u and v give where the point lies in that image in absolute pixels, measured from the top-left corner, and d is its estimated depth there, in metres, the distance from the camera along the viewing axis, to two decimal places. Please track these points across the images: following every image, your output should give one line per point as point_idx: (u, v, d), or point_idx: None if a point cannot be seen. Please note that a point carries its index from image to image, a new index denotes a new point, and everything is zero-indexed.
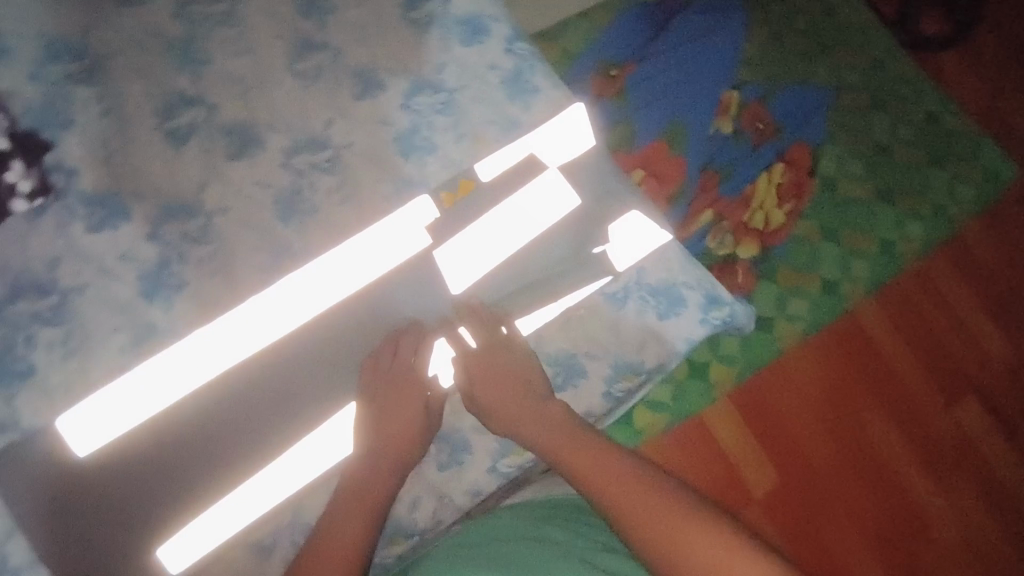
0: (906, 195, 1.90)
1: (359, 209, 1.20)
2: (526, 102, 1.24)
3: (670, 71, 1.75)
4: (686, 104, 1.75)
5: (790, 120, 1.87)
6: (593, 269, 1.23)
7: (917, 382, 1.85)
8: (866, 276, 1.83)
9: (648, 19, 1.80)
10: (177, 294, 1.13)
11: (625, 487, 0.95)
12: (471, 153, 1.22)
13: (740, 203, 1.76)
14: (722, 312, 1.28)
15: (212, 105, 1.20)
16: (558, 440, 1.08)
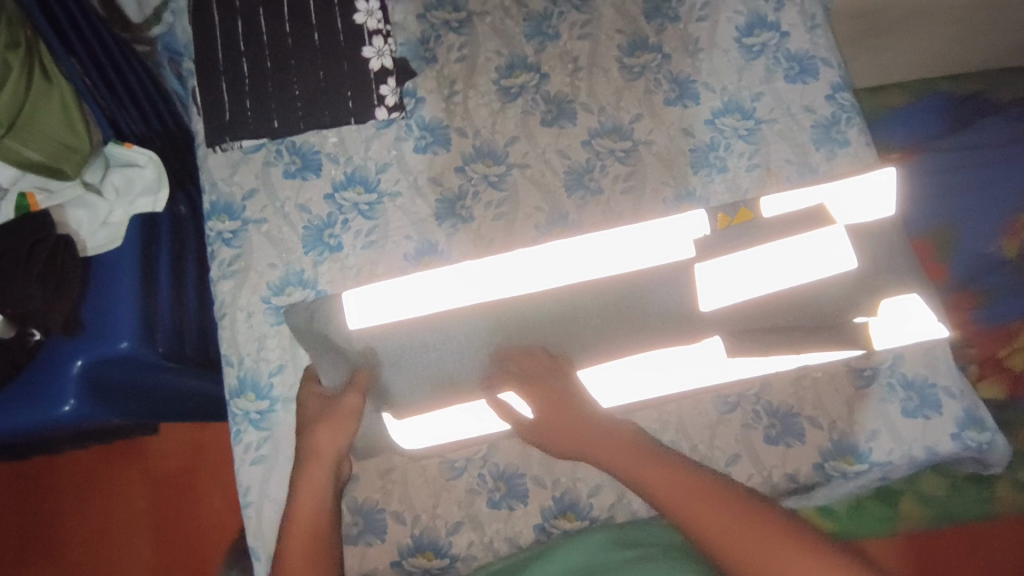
0: None
1: (526, 147, 0.87)
2: (832, 153, 0.88)
3: (965, 169, 1.15)
4: (968, 206, 1.13)
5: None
6: (840, 337, 0.80)
7: None
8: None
9: (951, 114, 1.33)
10: (310, 179, 0.84)
11: (312, 470, 0.71)
12: (760, 185, 0.87)
13: (996, 336, 1.09)
14: (982, 436, 0.79)
15: (462, 29, 0.90)
16: (574, 428, 0.73)
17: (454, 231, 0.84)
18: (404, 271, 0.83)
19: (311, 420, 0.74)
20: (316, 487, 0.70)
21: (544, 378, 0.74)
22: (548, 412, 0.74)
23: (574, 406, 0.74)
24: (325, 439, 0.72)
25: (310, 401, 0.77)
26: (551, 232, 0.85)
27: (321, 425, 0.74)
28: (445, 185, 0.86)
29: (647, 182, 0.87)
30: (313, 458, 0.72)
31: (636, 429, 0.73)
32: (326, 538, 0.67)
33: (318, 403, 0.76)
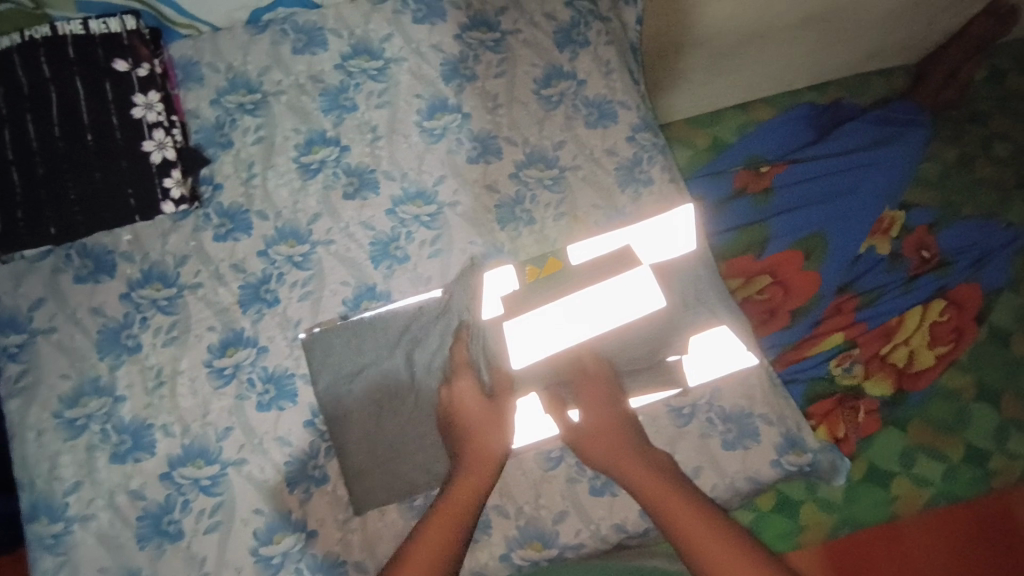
0: None
1: (329, 223, 0.86)
2: (637, 193, 0.89)
3: (825, 178, 1.21)
4: (839, 213, 1.19)
5: (962, 257, 1.22)
6: (656, 377, 0.80)
7: None
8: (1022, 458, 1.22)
9: (817, 123, 1.34)
10: (103, 281, 0.82)
11: (473, 465, 0.69)
12: (567, 233, 0.87)
13: (878, 335, 1.17)
14: (802, 459, 0.80)
15: (258, 111, 0.90)
16: (605, 437, 0.72)
17: (260, 316, 0.82)
18: (208, 363, 0.80)
19: (471, 408, 0.74)
20: (476, 486, 0.68)
21: (606, 394, 0.76)
22: (600, 406, 0.75)
23: (623, 426, 0.73)
24: (492, 439, 0.72)
25: (467, 393, 0.75)
26: (360, 306, 0.84)
27: (472, 417, 0.74)
28: (248, 270, 0.84)
29: (454, 243, 0.86)
30: (473, 457, 0.70)
31: (674, 465, 0.70)
32: (464, 527, 0.65)
33: (481, 401, 0.74)
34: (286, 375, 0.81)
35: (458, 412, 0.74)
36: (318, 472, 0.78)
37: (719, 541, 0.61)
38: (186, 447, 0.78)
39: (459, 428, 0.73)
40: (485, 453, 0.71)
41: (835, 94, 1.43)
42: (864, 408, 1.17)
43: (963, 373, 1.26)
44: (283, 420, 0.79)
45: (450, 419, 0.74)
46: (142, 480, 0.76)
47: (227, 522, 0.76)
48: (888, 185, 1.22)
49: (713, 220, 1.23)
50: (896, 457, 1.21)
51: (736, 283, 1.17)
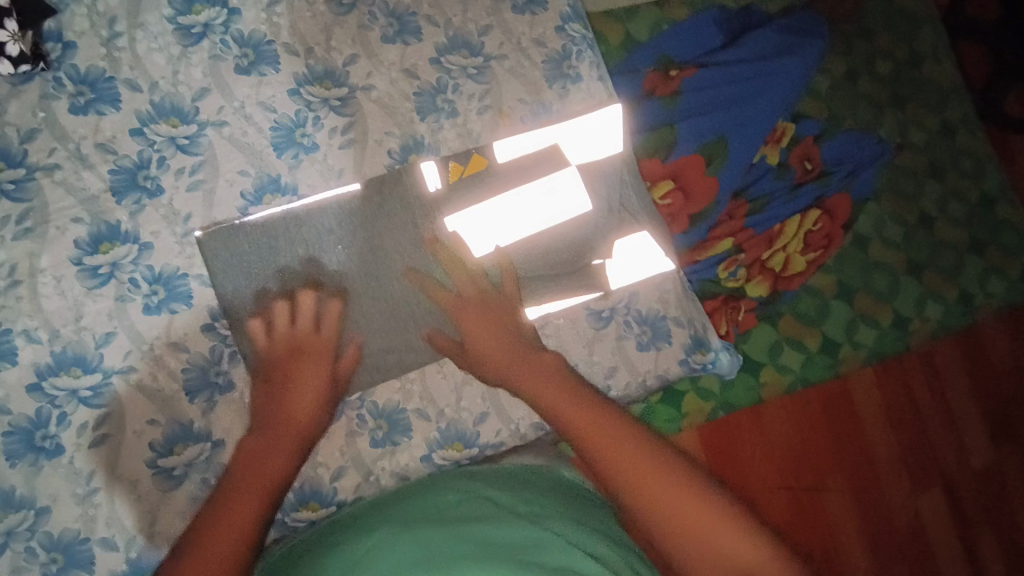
0: (936, 270, 1.37)
1: (220, 101, 0.74)
2: (564, 91, 0.85)
3: (733, 84, 1.16)
4: (741, 120, 1.15)
5: (839, 167, 1.26)
6: (581, 280, 0.82)
7: (943, 413, 1.38)
8: (867, 346, 1.33)
9: (727, 26, 1.26)
10: None
11: (279, 439, 0.62)
12: (492, 128, 0.82)
13: (763, 240, 1.21)
14: (706, 358, 0.88)
15: None
16: (490, 326, 0.70)
17: (139, 207, 0.71)
18: (77, 262, 0.69)
19: (312, 363, 0.68)
20: (286, 460, 0.60)
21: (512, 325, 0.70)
22: (484, 328, 0.69)
23: (534, 351, 0.66)
24: (305, 413, 0.65)
25: (321, 351, 0.69)
26: (263, 201, 0.75)
27: (309, 372, 0.67)
28: (120, 152, 0.71)
29: (368, 134, 0.78)
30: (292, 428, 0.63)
31: (612, 401, 0.59)
32: (270, 504, 0.56)
33: (328, 367, 0.68)
34: (178, 276, 0.71)
35: (289, 363, 0.68)
36: (222, 379, 0.72)
37: (668, 483, 0.50)
38: (57, 356, 0.68)
39: (281, 391, 0.66)
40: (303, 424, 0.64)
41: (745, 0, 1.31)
42: (743, 307, 1.23)
43: (828, 274, 1.33)
44: (176, 325, 0.71)
45: (277, 375, 0.67)
46: (5, 392, 0.66)
47: (115, 434, 0.69)
48: (786, 99, 1.18)
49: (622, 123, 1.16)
50: (766, 347, 1.28)
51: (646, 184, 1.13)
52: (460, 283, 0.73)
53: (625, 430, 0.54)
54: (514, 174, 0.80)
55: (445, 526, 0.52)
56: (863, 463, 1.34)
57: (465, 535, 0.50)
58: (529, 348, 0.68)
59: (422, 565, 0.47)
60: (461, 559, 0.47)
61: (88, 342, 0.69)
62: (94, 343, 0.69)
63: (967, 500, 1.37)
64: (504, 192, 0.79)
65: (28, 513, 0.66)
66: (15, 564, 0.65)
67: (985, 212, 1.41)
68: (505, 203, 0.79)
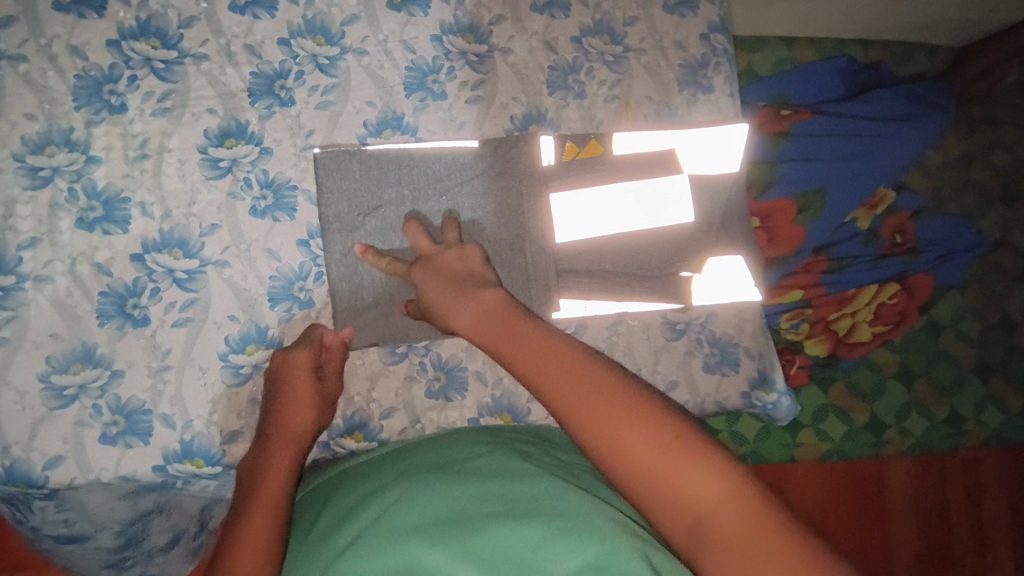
0: (1007, 377, 1.30)
1: (367, 32, 0.76)
2: (693, 98, 0.84)
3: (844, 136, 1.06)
4: (846, 175, 1.05)
5: (931, 249, 1.13)
6: (664, 288, 0.80)
7: (972, 524, 1.32)
8: (914, 436, 1.29)
9: (854, 79, 1.19)
10: (89, 19, 0.69)
11: (279, 444, 0.58)
12: (615, 118, 0.82)
13: (834, 301, 1.13)
14: (767, 398, 0.85)
15: None
16: (448, 283, 0.61)
17: (268, 114, 0.73)
18: (202, 150, 0.72)
19: (299, 370, 0.65)
20: (288, 456, 0.57)
21: (472, 277, 0.60)
22: (441, 277, 0.62)
23: (486, 295, 0.56)
24: (301, 414, 0.61)
25: (303, 360, 0.66)
26: (381, 135, 0.76)
27: (301, 381, 0.64)
28: (264, 57, 0.73)
29: (496, 95, 0.79)
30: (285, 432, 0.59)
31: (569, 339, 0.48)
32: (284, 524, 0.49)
33: (313, 372, 0.66)
34: (288, 187, 0.74)
35: (280, 373, 0.66)
36: (304, 295, 0.74)
37: (658, 437, 0.39)
38: (163, 234, 0.71)
39: (278, 399, 0.63)
40: (297, 426, 0.60)
41: (877, 55, 1.28)
42: (798, 361, 1.21)
43: (894, 352, 1.29)
44: (275, 232, 0.73)
45: (273, 390, 0.65)
46: (109, 255, 0.69)
47: (197, 321, 0.71)
48: (899, 164, 1.06)
49: None
50: (811, 410, 1.28)
51: None
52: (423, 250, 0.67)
53: (577, 361, 0.45)
54: (623, 169, 0.79)
55: (465, 480, 0.49)
56: (872, 553, 1.28)
57: (493, 491, 0.47)
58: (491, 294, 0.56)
59: (439, 523, 0.43)
60: (489, 519, 0.43)
61: (195, 228, 0.71)
62: (198, 231, 0.71)
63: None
64: (610, 187, 0.78)
65: (104, 373, 0.69)
66: (79, 416, 0.68)
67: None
68: (609, 199, 0.78)
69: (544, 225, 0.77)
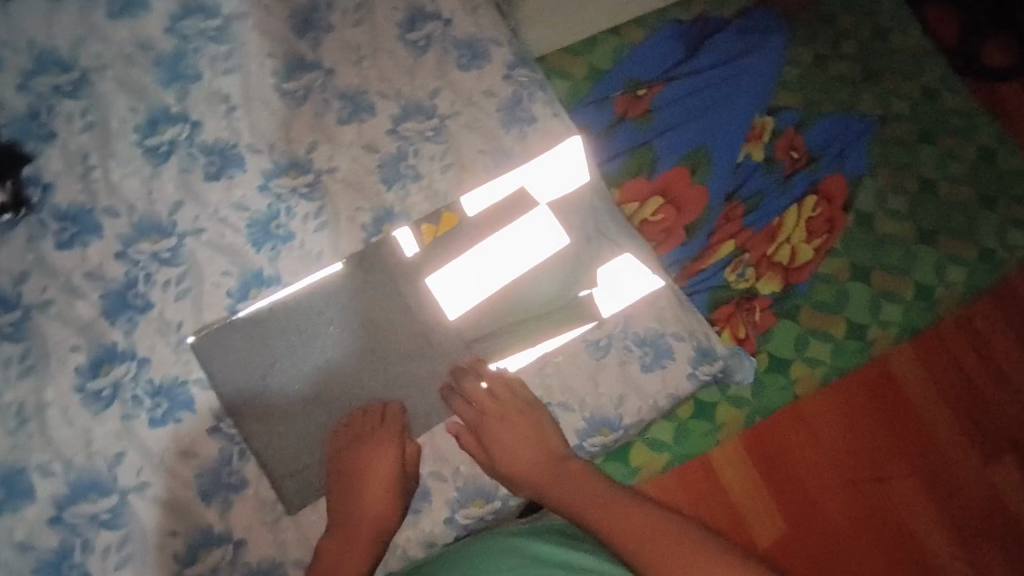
0: (951, 233, 1.34)
1: (195, 210, 0.77)
2: (522, 133, 0.87)
3: (698, 94, 1.20)
4: (716, 125, 1.18)
5: (829, 151, 1.28)
6: (572, 313, 0.81)
7: (995, 374, 1.33)
8: (896, 323, 1.28)
9: (686, 38, 1.28)
10: None
11: (357, 539, 0.70)
12: (457, 183, 0.84)
13: (764, 236, 1.21)
14: (714, 367, 0.85)
15: (84, 93, 0.78)
16: (530, 458, 0.73)
17: (132, 326, 0.73)
18: (80, 389, 0.71)
19: (381, 463, 0.72)
20: (361, 561, 0.69)
21: (546, 444, 0.74)
22: (507, 445, 0.74)
23: (571, 471, 0.70)
24: (378, 507, 0.71)
25: (387, 463, 0.72)
26: (247, 296, 0.77)
27: (383, 477, 0.72)
28: (107, 276, 0.74)
29: (340, 213, 0.81)
30: (364, 530, 0.70)
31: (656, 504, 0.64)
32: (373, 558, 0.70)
33: (396, 478, 0.73)
34: (176, 384, 0.73)
35: (359, 460, 0.72)
36: (234, 479, 0.73)
37: None
38: (73, 484, 0.69)
39: (352, 494, 0.72)
40: (372, 524, 0.71)
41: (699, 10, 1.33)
42: (758, 306, 1.20)
43: (838, 257, 1.30)
44: (182, 433, 0.72)
45: (345, 487, 0.72)
46: (28, 529, 0.67)
47: (139, 553, 0.69)
48: (756, 98, 1.21)
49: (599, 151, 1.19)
50: (791, 343, 1.24)
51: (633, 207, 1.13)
52: (485, 403, 0.76)
53: (662, 527, 0.60)
54: (489, 224, 0.81)
55: None
56: (922, 443, 1.28)
57: None
58: (558, 458, 0.72)
59: None
60: None
61: (100, 465, 0.70)
62: (106, 465, 0.70)
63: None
64: (485, 246, 0.80)
65: None
66: None
67: (987, 164, 1.39)
68: (492, 255, 0.80)
69: (431, 308, 0.78)
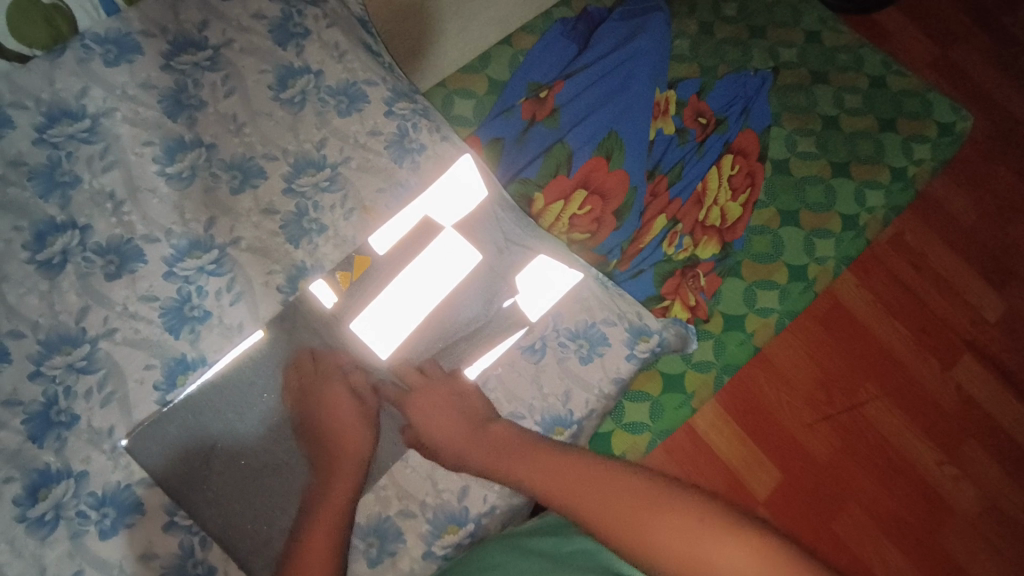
0: (859, 161, 1.40)
1: (104, 317, 0.76)
2: (415, 163, 0.88)
3: (596, 81, 1.15)
4: (623, 105, 1.13)
5: (732, 107, 1.26)
6: (503, 324, 0.82)
7: (935, 276, 1.41)
8: (832, 256, 1.34)
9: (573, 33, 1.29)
10: None
11: (341, 473, 0.71)
12: (362, 226, 0.85)
13: (693, 203, 1.21)
14: (650, 344, 0.87)
15: None
16: (455, 427, 0.72)
17: (63, 443, 0.71)
18: (21, 519, 0.68)
19: (341, 408, 0.74)
20: (345, 487, 0.70)
21: (474, 412, 0.73)
22: (435, 422, 0.72)
23: (495, 433, 0.70)
24: (352, 438, 0.73)
25: (340, 396, 0.75)
26: (178, 384, 0.76)
27: (350, 438, 0.73)
28: (26, 399, 0.72)
29: (252, 280, 0.81)
30: (346, 465, 0.72)
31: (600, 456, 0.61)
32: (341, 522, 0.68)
33: (355, 405, 0.75)
34: (121, 490, 0.71)
35: (324, 398, 0.75)
36: (200, 568, 0.71)
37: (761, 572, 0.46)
38: None
39: (319, 431, 0.73)
40: (352, 455, 0.72)
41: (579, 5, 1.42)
42: (702, 273, 1.24)
43: (766, 207, 1.36)
44: (137, 537, 0.70)
45: (309, 424, 0.74)
46: None
47: None
48: (655, 68, 1.17)
49: (511, 162, 1.15)
50: (741, 298, 1.30)
51: (548, 208, 1.09)
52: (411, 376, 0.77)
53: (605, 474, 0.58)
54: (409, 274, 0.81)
55: None
56: (885, 353, 1.35)
57: None
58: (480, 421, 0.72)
59: None
60: None
61: None
62: None
63: (999, 355, 1.37)
64: (411, 281, 0.81)
65: None
66: None
67: (880, 90, 1.46)
68: (419, 280, 0.81)
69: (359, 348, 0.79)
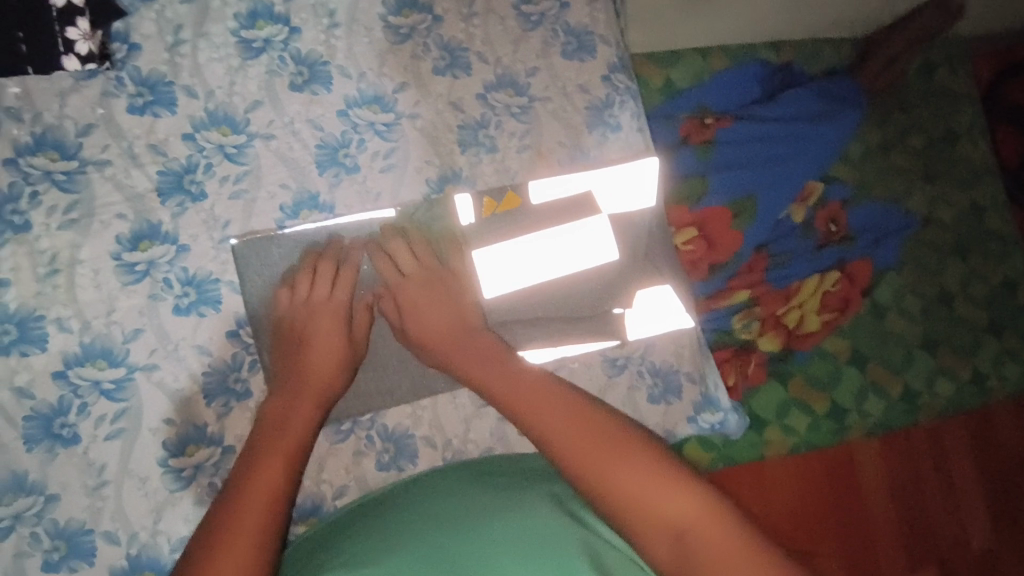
0: (951, 349, 1.29)
1: (271, 120, 0.76)
2: (603, 137, 0.86)
3: (760, 141, 1.07)
4: (774, 177, 1.07)
5: (867, 234, 1.18)
6: (604, 328, 0.82)
7: (952, 480, 1.31)
8: (875, 417, 1.26)
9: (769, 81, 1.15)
10: None
11: (302, 399, 0.64)
12: (528, 168, 0.83)
13: (781, 296, 1.11)
14: (714, 418, 0.87)
15: None
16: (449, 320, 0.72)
17: (181, 210, 0.72)
18: (117, 257, 0.70)
19: (324, 357, 0.67)
20: (308, 414, 0.63)
21: (464, 318, 0.72)
22: (434, 307, 0.72)
23: (481, 342, 0.70)
24: (326, 365, 0.67)
25: (324, 308, 0.69)
26: (299, 216, 0.76)
27: (322, 362, 0.67)
28: (170, 154, 0.72)
29: (410, 160, 0.80)
30: (311, 389, 0.65)
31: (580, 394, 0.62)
32: (295, 470, 0.57)
33: (340, 322, 0.69)
34: (210, 280, 0.72)
35: (301, 332, 0.69)
36: (240, 386, 0.72)
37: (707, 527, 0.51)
38: (85, 347, 0.69)
39: (295, 355, 0.68)
40: (321, 383, 0.66)
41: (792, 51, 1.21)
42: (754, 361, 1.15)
43: (843, 338, 1.24)
44: (202, 328, 0.72)
45: (290, 380, 0.66)
46: (30, 378, 0.67)
47: (132, 431, 0.69)
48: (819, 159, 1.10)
49: None
50: (774, 406, 1.21)
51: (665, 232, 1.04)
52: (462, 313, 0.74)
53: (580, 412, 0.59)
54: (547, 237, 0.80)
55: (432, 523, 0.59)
56: (869, 525, 1.27)
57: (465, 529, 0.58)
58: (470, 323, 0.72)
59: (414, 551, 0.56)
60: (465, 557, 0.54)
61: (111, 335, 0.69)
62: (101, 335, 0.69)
63: None
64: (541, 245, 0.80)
65: (38, 499, 0.67)
66: (18, 547, 0.66)
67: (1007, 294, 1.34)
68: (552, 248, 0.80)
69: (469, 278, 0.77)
